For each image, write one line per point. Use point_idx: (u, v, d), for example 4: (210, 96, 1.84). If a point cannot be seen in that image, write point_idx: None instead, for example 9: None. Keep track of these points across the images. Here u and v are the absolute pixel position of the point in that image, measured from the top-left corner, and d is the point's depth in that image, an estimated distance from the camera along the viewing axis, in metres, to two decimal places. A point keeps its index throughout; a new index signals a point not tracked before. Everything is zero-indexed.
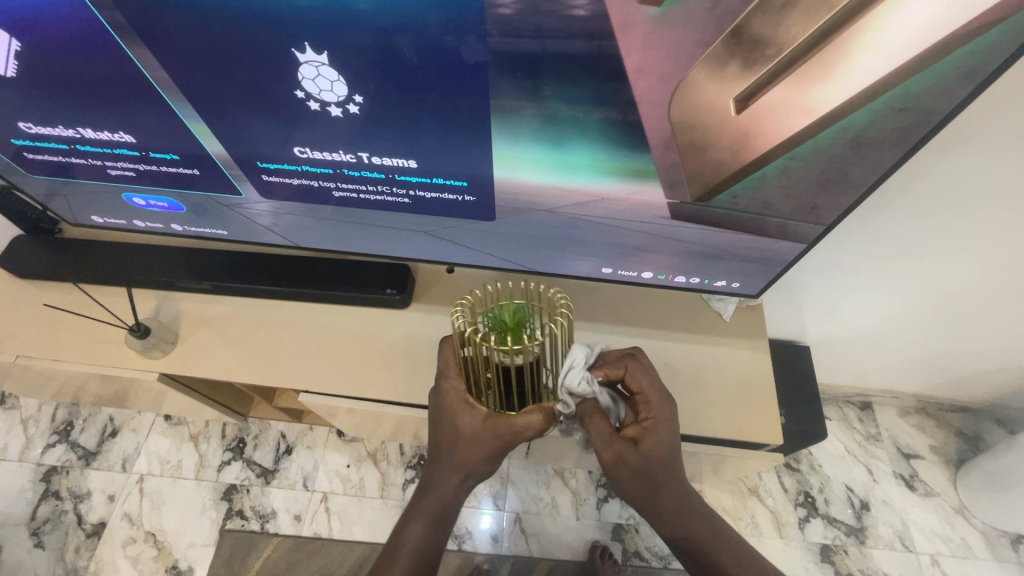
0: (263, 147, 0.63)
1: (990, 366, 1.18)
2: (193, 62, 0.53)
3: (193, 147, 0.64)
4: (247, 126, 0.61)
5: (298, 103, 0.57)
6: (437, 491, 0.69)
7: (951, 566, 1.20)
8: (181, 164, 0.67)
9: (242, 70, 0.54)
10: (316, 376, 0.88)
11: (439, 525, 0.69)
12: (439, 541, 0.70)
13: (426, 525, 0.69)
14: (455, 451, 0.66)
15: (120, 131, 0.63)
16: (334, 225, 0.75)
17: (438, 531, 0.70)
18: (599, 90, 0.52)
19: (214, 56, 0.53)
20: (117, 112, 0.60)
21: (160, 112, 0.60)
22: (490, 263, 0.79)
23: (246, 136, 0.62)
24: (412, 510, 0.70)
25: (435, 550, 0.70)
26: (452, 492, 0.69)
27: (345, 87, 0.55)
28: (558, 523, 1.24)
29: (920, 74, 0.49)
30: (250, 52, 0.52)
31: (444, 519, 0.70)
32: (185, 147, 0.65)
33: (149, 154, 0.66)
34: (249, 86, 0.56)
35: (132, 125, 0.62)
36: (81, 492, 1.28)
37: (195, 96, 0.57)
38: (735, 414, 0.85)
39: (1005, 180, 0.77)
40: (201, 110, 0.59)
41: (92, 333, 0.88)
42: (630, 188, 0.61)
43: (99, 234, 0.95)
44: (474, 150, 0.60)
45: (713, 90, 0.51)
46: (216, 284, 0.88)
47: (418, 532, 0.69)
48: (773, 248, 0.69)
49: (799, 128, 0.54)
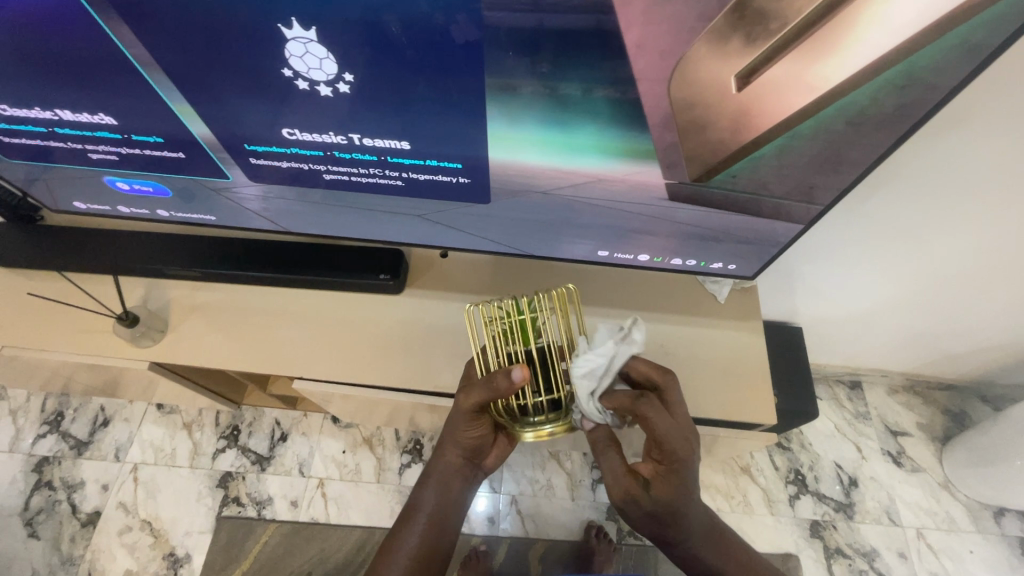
0: (250, 129, 0.61)
1: (978, 345, 1.20)
2: (175, 39, 0.51)
3: (177, 129, 0.62)
4: (233, 106, 0.59)
5: (286, 82, 0.55)
6: (442, 459, 0.75)
7: (935, 538, 1.23)
8: (165, 147, 0.65)
9: (226, 47, 0.52)
10: (310, 362, 0.87)
11: (448, 491, 0.75)
12: (452, 504, 0.76)
13: (436, 490, 0.75)
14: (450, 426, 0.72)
15: (99, 113, 0.61)
16: (326, 209, 0.74)
17: (447, 497, 0.76)
18: (597, 67, 0.50)
19: (196, 32, 0.50)
20: (96, 93, 0.58)
21: (143, 92, 0.58)
22: (485, 247, 0.78)
23: (233, 117, 0.60)
24: (424, 478, 0.77)
25: (450, 512, 0.76)
26: (456, 461, 0.74)
27: (335, 65, 0.53)
28: (553, 505, 1.26)
29: (922, 51, 0.48)
30: (234, 28, 0.50)
31: (453, 487, 0.75)
32: (169, 128, 0.62)
33: (131, 137, 0.64)
34: (235, 64, 0.54)
35: (113, 106, 0.60)
36: (74, 482, 1.27)
37: (178, 75, 0.55)
38: (730, 395, 0.86)
39: (1002, 160, 0.77)
40: (185, 89, 0.57)
41: (79, 322, 0.86)
42: (627, 169, 0.60)
43: (82, 221, 0.92)
44: (468, 130, 0.58)
45: (713, 66, 0.50)
46: (205, 270, 0.86)
47: (432, 494, 0.75)
48: (769, 229, 0.69)
49: (799, 106, 0.53)
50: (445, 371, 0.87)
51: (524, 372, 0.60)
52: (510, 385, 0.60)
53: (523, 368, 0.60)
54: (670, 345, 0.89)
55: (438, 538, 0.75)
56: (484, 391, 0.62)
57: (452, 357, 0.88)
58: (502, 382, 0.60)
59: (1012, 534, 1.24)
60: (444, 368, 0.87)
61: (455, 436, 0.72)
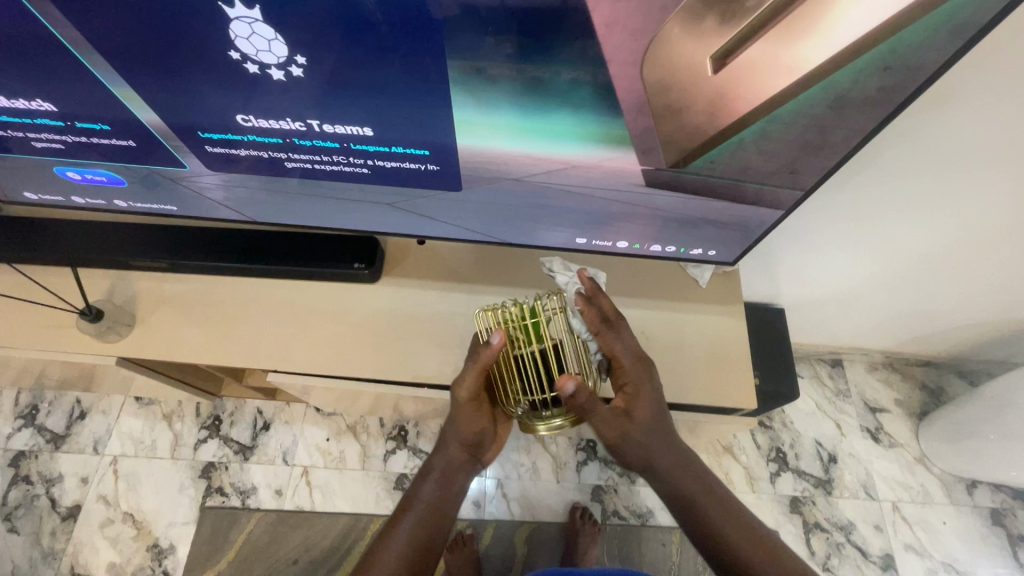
0: (202, 115, 0.58)
1: (957, 323, 1.21)
2: (108, 18, 0.47)
3: (123, 116, 0.59)
4: (180, 91, 0.55)
5: (235, 65, 0.52)
6: (445, 450, 0.77)
7: (910, 511, 1.26)
8: (113, 135, 0.62)
9: (165, 27, 0.48)
10: (285, 354, 0.85)
11: (449, 484, 0.76)
12: (451, 496, 0.76)
13: (438, 480, 0.76)
14: (455, 416, 0.74)
15: (37, 99, 0.57)
16: (291, 198, 0.71)
17: (449, 488, 0.76)
18: (566, 47, 0.48)
19: (132, 12, 0.47)
20: (31, 78, 0.54)
21: (82, 78, 0.54)
22: (460, 235, 0.76)
23: (182, 103, 0.57)
24: (426, 469, 0.77)
25: (448, 504, 0.76)
26: (461, 455, 0.76)
27: (286, 47, 0.50)
28: (538, 487, 1.26)
29: (910, 30, 0.46)
30: (172, 7, 0.46)
31: (456, 478, 0.77)
32: (115, 115, 0.59)
33: (76, 124, 0.60)
34: (179, 47, 0.50)
35: (53, 92, 0.56)
36: (52, 476, 1.25)
37: (117, 59, 0.52)
38: (712, 379, 0.86)
39: (987, 141, 0.76)
40: (126, 74, 0.53)
41: (42, 317, 0.83)
42: (604, 156, 0.58)
43: (39, 211, 0.88)
44: (434, 116, 0.56)
45: (689, 47, 0.47)
46: (171, 262, 0.83)
47: (432, 486, 0.76)
48: (750, 214, 0.68)
49: (779, 88, 0.51)
50: (424, 361, 0.85)
51: (501, 334, 0.65)
52: (493, 351, 0.65)
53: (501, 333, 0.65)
54: (651, 331, 0.88)
55: (437, 530, 0.74)
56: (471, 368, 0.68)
57: (431, 346, 0.86)
58: (483, 351, 0.66)
59: (983, 504, 1.27)
60: (422, 359, 0.86)
61: (461, 428, 0.75)
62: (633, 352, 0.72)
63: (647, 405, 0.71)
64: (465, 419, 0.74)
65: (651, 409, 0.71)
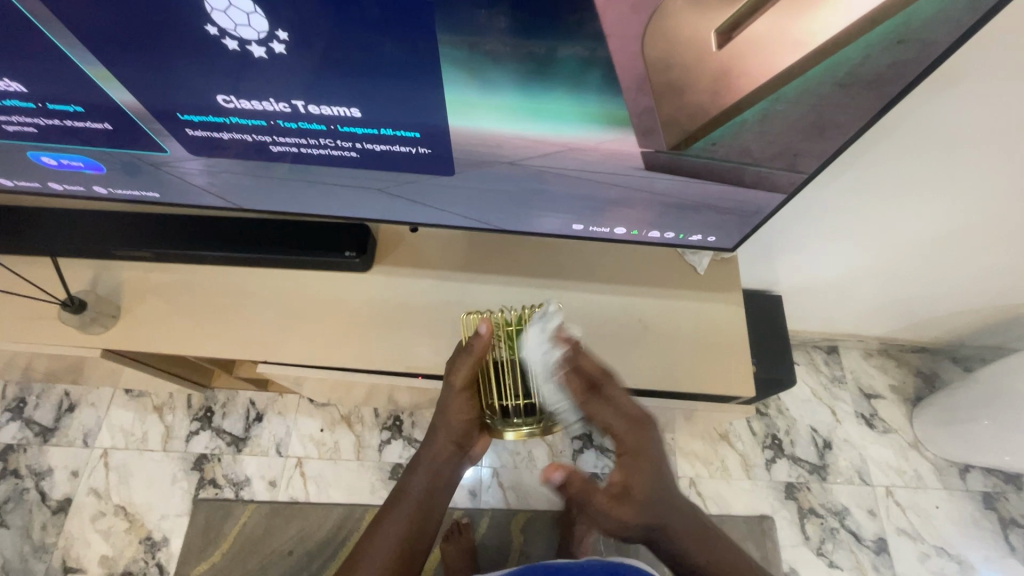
0: (181, 96, 0.55)
1: (953, 309, 1.21)
2: None
3: (97, 96, 0.56)
4: (157, 70, 0.52)
5: (213, 42, 0.49)
6: (432, 446, 0.74)
7: (903, 496, 1.27)
8: (88, 117, 0.59)
9: (136, 0, 0.45)
10: (275, 344, 0.83)
11: (437, 477, 0.74)
12: (440, 490, 0.75)
13: (427, 476, 0.74)
14: (442, 411, 0.71)
15: (5, 79, 0.54)
16: (278, 184, 0.68)
17: (438, 483, 0.75)
18: (563, 21, 0.46)
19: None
20: None
21: (50, 55, 0.51)
22: (454, 222, 0.74)
23: (159, 82, 0.54)
24: (414, 461, 0.75)
25: (436, 499, 0.75)
26: (447, 449, 0.73)
27: (267, 23, 0.47)
28: (535, 476, 1.26)
29: (926, 2, 0.44)
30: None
31: (442, 472, 0.74)
32: (89, 96, 0.56)
33: (47, 106, 0.57)
34: (154, 22, 0.47)
35: (21, 71, 0.53)
36: (41, 469, 1.23)
37: (86, 35, 0.49)
38: (709, 368, 0.85)
39: (992, 123, 0.74)
40: (98, 52, 0.50)
41: (23, 309, 0.81)
42: (602, 138, 0.56)
43: (18, 199, 0.85)
44: (425, 96, 0.53)
45: (693, 19, 0.45)
46: (156, 251, 0.81)
47: (421, 481, 0.74)
48: (750, 199, 0.66)
49: (785, 64, 0.49)
50: (418, 351, 0.84)
51: (487, 326, 0.64)
52: (482, 341, 0.65)
53: (488, 323, 0.64)
54: (648, 319, 0.87)
55: (425, 521, 0.74)
56: (469, 362, 0.66)
57: (425, 335, 0.85)
58: (475, 343, 0.65)
59: (975, 489, 1.28)
60: (416, 348, 0.84)
61: (447, 419, 0.71)
62: (626, 419, 0.68)
63: (644, 483, 0.67)
64: (456, 411, 0.70)
65: (649, 487, 0.68)
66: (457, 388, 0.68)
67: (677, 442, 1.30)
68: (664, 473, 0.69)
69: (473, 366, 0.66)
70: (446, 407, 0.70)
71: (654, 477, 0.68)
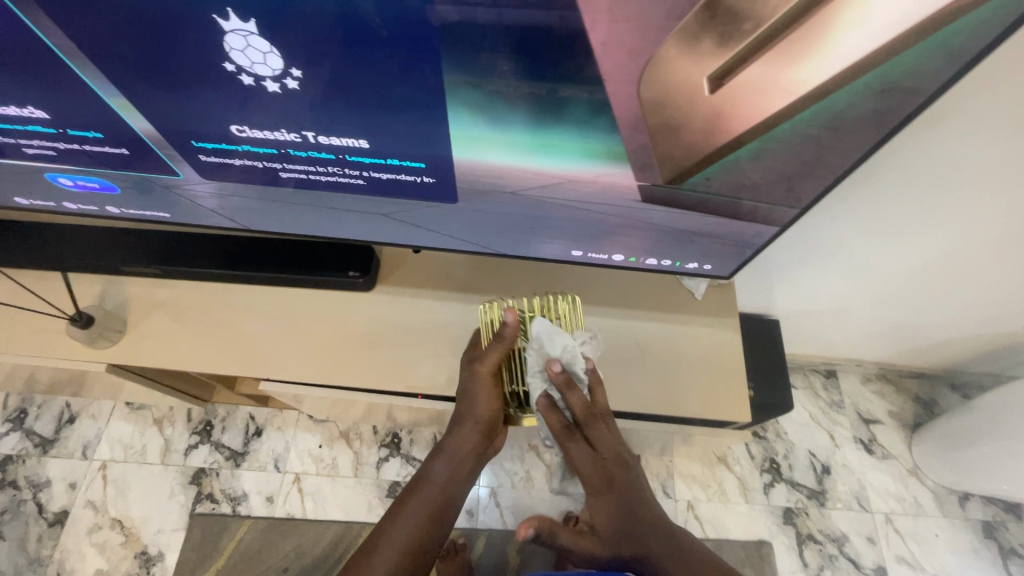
0: (196, 124, 0.58)
1: (950, 336, 1.22)
2: (100, 28, 0.47)
3: (115, 123, 0.58)
4: (175, 101, 0.55)
5: (229, 77, 0.52)
6: (457, 435, 0.75)
7: (903, 523, 1.27)
8: (105, 143, 0.61)
9: (159, 39, 0.48)
10: (276, 362, 0.84)
11: (459, 466, 0.77)
12: (461, 476, 0.77)
13: (449, 462, 0.76)
14: (468, 401, 0.73)
15: (29, 106, 0.57)
16: (285, 207, 0.70)
17: (459, 469, 0.77)
18: (563, 64, 0.48)
19: (127, 22, 0.47)
20: (22, 85, 0.54)
21: (72, 85, 0.53)
22: (455, 246, 0.76)
23: (176, 112, 0.56)
24: (438, 449, 0.77)
25: (456, 484, 0.77)
26: (472, 437, 0.75)
27: (283, 60, 0.50)
28: (532, 496, 1.26)
29: (907, 52, 0.47)
30: (167, 18, 0.46)
31: (465, 462, 0.77)
32: (106, 123, 0.58)
33: (67, 131, 0.60)
34: (176, 57, 0.50)
35: (44, 100, 0.56)
36: (40, 481, 1.24)
37: (109, 68, 0.51)
38: (706, 393, 0.85)
39: (981, 158, 0.76)
40: (119, 84, 0.53)
41: (30, 324, 0.82)
42: (600, 171, 0.58)
43: (30, 216, 0.87)
44: (430, 129, 0.56)
45: (687, 64, 0.47)
46: (164, 268, 0.83)
47: (443, 467, 0.77)
48: (745, 229, 0.68)
49: (776, 106, 0.51)
50: (418, 371, 0.85)
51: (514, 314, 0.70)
52: (510, 329, 0.70)
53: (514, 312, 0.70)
54: (646, 343, 0.88)
55: (444, 508, 0.77)
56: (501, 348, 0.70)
57: (425, 356, 0.86)
58: (505, 330, 0.70)
59: (975, 517, 1.28)
60: (416, 368, 0.85)
61: (473, 409, 0.73)
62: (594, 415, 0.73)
63: (604, 465, 0.76)
64: (483, 401, 0.72)
65: (607, 488, 0.78)
66: (485, 374, 0.71)
67: (676, 465, 1.30)
68: (624, 484, 0.78)
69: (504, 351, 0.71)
70: (471, 391, 0.73)
71: (612, 462, 0.76)
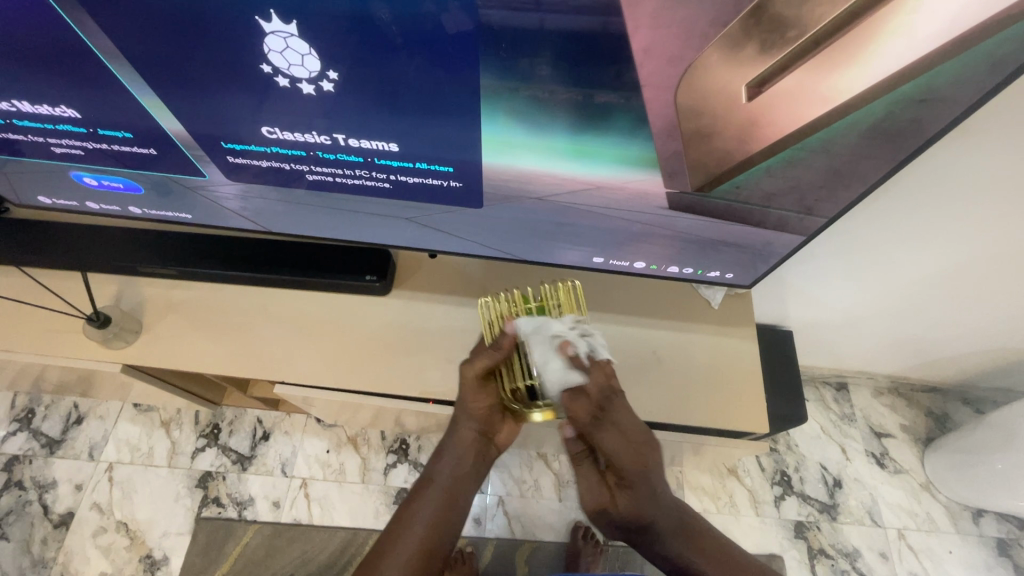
0: (227, 126, 0.58)
1: (965, 350, 1.21)
2: (141, 29, 0.48)
3: (147, 124, 0.59)
4: (209, 102, 0.56)
5: (266, 78, 0.52)
6: (455, 434, 0.76)
7: (915, 539, 1.25)
8: (135, 142, 0.62)
9: (199, 40, 0.49)
10: (292, 364, 0.84)
11: (462, 465, 0.76)
12: (465, 476, 0.77)
13: (451, 463, 0.77)
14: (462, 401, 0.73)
15: (62, 105, 0.57)
16: (309, 210, 0.71)
17: (462, 468, 0.77)
18: (600, 70, 0.49)
19: (169, 23, 0.47)
20: (59, 84, 0.55)
21: (110, 83, 0.54)
22: (477, 251, 0.76)
23: (209, 113, 0.57)
24: (439, 451, 0.78)
25: (462, 485, 0.77)
26: (470, 434, 0.75)
27: (319, 62, 0.50)
28: (540, 505, 1.25)
29: (944, 63, 0.48)
30: (209, 19, 0.47)
31: (466, 460, 0.77)
32: (138, 123, 0.59)
33: (97, 131, 0.60)
34: (215, 59, 0.51)
35: (79, 99, 0.56)
36: (46, 481, 1.23)
37: (146, 67, 0.52)
38: (724, 403, 0.85)
39: (1002, 170, 0.76)
40: (155, 84, 0.54)
41: (48, 322, 0.82)
42: (628, 177, 0.59)
43: (51, 215, 0.88)
44: (462, 132, 0.56)
45: (726, 71, 0.48)
46: (184, 269, 0.83)
47: (446, 468, 0.77)
48: (769, 238, 0.68)
49: (809, 114, 0.52)
50: (434, 376, 0.85)
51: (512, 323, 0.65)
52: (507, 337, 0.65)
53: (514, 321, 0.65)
54: (663, 351, 0.87)
55: (452, 512, 0.77)
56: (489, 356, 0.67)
57: (441, 361, 0.86)
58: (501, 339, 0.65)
59: (989, 535, 1.26)
60: (433, 373, 0.85)
61: (467, 408, 0.73)
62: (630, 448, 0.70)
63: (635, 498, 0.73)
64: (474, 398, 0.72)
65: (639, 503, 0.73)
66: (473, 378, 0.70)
67: (686, 476, 1.29)
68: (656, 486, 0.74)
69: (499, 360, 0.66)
70: (463, 395, 0.73)
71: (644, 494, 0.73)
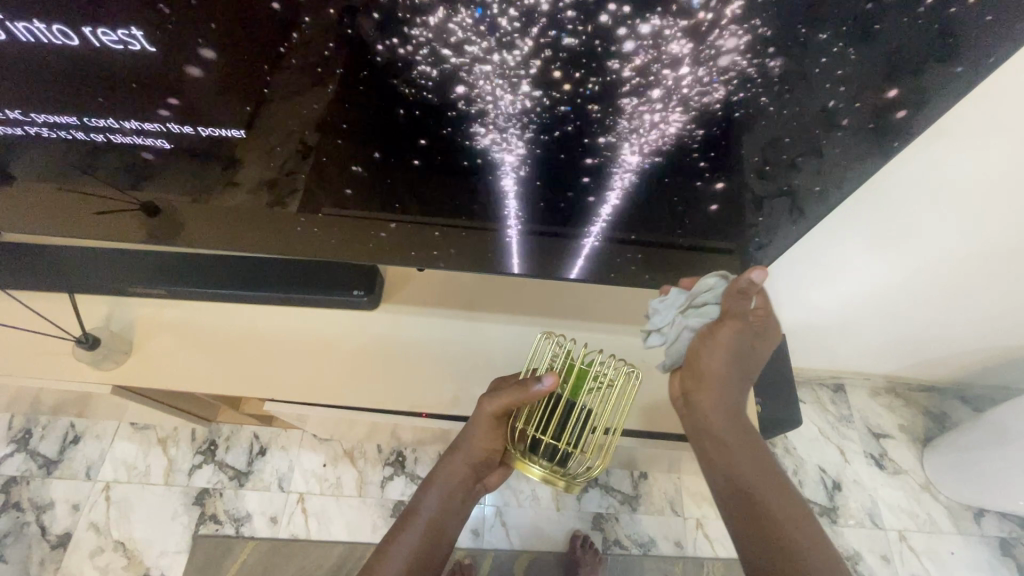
0: (221, 148, 0.60)
1: (959, 349, 1.21)
2: (133, 59, 0.50)
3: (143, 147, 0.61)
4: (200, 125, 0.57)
5: (255, 100, 0.53)
6: (450, 469, 0.78)
7: (917, 540, 1.24)
8: (129, 165, 0.63)
9: (189, 66, 0.50)
10: (280, 382, 0.84)
11: (449, 499, 0.79)
12: (450, 512, 0.79)
13: (439, 497, 0.79)
14: (469, 439, 0.75)
15: (57, 132, 0.59)
16: (298, 231, 0.71)
17: (447, 506, 0.79)
18: (580, 79, 0.50)
19: (157, 48, 0.48)
20: (53, 114, 0.56)
21: (106, 112, 0.56)
22: (468, 265, 0.78)
23: (202, 136, 0.58)
24: (429, 482, 0.80)
25: (446, 520, 0.79)
26: (465, 470, 0.78)
27: (307, 77, 0.51)
28: (538, 515, 1.24)
29: (919, 62, 0.49)
30: (199, 39, 0.48)
31: (457, 494, 0.79)
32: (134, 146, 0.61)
33: (91, 155, 0.62)
34: (203, 78, 0.51)
35: (72, 126, 0.58)
36: (43, 502, 1.23)
37: (140, 94, 0.53)
38: None
39: (985, 171, 0.77)
40: (148, 110, 0.55)
41: (37, 346, 0.82)
42: (612, 169, 0.60)
43: (39, 239, 0.88)
44: (453, 140, 0.57)
45: (696, 77, 0.50)
46: (172, 288, 0.83)
47: (433, 501, 0.79)
48: (747, 236, 0.71)
49: (782, 112, 0.54)
50: (423, 390, 0.85)
51: (552, 379, 0.67)
52: (540, 388, 0.67)
53: (553, 375, 0.67)
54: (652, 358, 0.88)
55: (434, 547, 0.78)
56: (514, 397, 0.68)
57: (431, 373, 0.86)
58: (533, 385, 0.67)
59: (991, 534, 1.26)
60: (422, 386, 0.85)
61: (472, 445, 0.75)
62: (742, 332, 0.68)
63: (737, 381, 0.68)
64: (483, 439, 0.74)
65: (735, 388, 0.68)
66: (488, 415, 0.71)
67: (683, 481, 1.29)
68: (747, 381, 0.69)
69: (521, 402, 0.68)
70: (473, 434, 0.74)
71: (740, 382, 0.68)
